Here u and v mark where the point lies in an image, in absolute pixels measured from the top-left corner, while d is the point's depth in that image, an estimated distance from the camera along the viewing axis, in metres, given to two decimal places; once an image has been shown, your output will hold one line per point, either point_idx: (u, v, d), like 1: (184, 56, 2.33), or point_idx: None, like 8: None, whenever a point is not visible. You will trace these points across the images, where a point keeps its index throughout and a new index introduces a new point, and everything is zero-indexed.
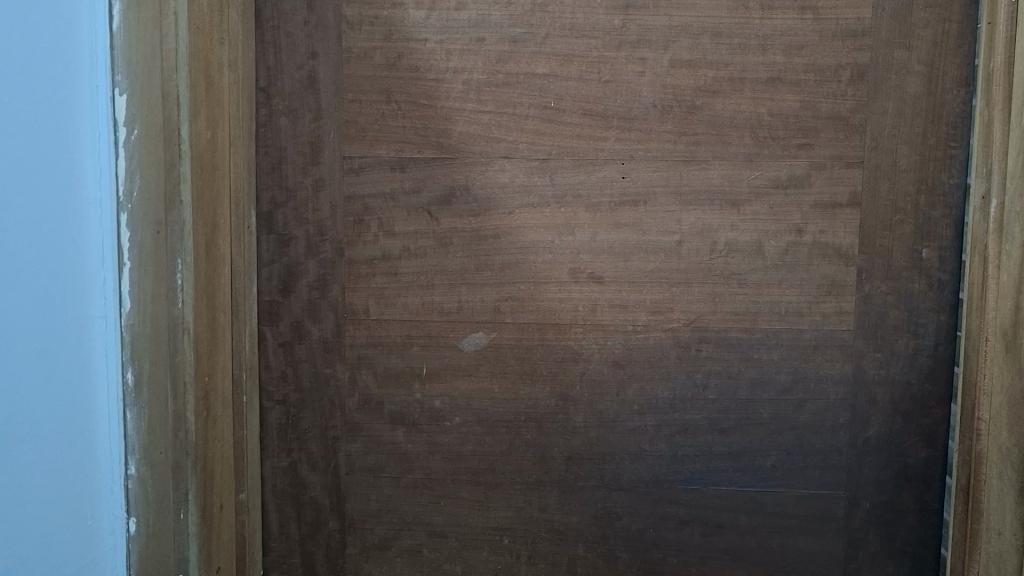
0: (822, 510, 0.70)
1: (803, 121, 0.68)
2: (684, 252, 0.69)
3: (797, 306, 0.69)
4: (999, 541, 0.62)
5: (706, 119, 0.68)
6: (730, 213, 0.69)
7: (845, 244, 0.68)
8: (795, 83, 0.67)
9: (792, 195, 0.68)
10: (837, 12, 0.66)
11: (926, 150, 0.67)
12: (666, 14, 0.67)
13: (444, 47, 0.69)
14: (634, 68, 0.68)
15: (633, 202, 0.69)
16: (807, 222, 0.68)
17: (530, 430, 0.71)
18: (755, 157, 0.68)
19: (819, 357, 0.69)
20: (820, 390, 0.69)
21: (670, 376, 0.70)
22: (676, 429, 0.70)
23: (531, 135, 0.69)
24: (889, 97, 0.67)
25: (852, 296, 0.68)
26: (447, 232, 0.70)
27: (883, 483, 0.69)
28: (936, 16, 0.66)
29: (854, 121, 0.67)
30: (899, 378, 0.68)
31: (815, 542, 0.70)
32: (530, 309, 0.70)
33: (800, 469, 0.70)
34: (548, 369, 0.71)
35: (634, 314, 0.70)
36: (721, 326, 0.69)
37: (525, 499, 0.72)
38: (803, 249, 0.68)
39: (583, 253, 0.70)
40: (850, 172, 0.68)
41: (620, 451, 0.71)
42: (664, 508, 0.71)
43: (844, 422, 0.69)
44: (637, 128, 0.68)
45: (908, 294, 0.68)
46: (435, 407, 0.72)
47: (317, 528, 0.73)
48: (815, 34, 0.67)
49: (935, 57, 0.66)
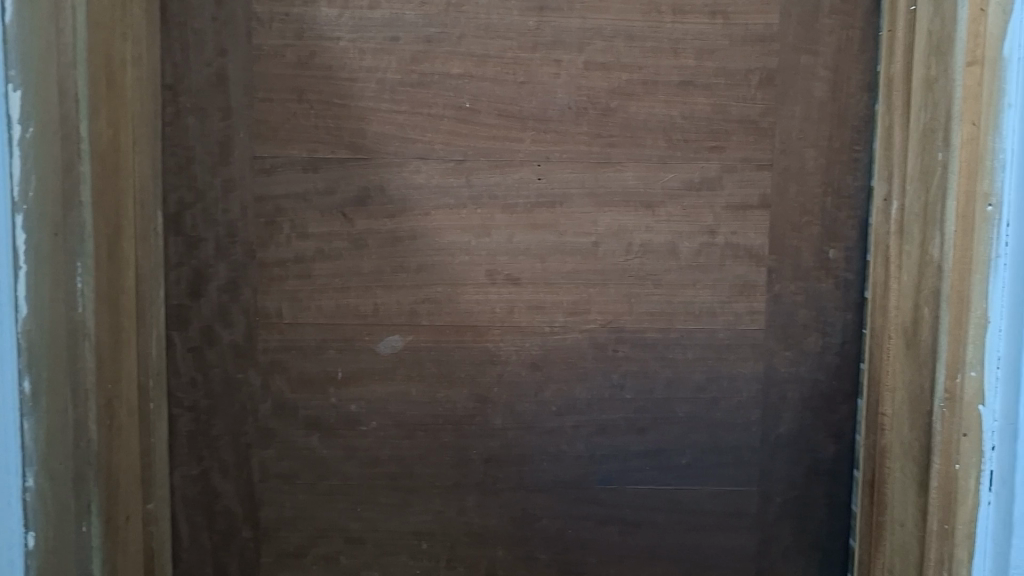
0: (736, 506, 0.71)
1: (715, 124, 0.69)
2: (600, 253, 0.69)
3: (710, 305, 0.70)
4: (903, 533, 0.63)
5: (621, 121, 0.69)
6: (645, 214, 0.69)
7: (756, 245, 0.69)
8: (706, 87, 0.68)
9: (705, 196, 0.69)
10: (746, 17, 0.68)
11: (832, 153, 0.68)
12: (580, 16, 0.68)
13: (357, 46, 0.68)
14: (549, 70, 0.68)
15: (549, 204, 0.69)
16: (719, 224, 0.69)
17: (448, 433, 0.71)
18: (668, 159, 0.69)
19: (731, 357, 0.70)
20: (732, 388, 0.70)
21: (587, 377, 0.70)
22: (593, 429, 0.71)
23: (446, 136, 0.69)
24: (797, 102, 0.68)
25: (763, 296, 0.70)
26: (361, 234, 0.69)
27: (795, 479, 0.71)
28: (840, 23, 0.68)
29: (763, 124, 0.69)
30: (808, 375, 0.70)
31: (730, 538, 0.71)
32: (447, 310, 0.70)
33: (715, 466, 0.71)
34: (465, 371, 0.70)
35: (551, 316, 0.70)
36: (637, 327, 0.70)
37: (443, 502, 0.71)
38: (715, 251, 0.69)
39: (500, 254, 0.69)
40: (760, 175, 0.69)
41: (538, 452, 0.71)
42: (582, 508, 0.71)
43: (757, 420, 0.70)
44: (553, 129, 0.69)
45: (815, 294, 0.69)
46: (351, 411, 0.71)
47: (230, 538, 0.71)
48: (725, 38, 0.68)
49: (840, 62, 0.68)
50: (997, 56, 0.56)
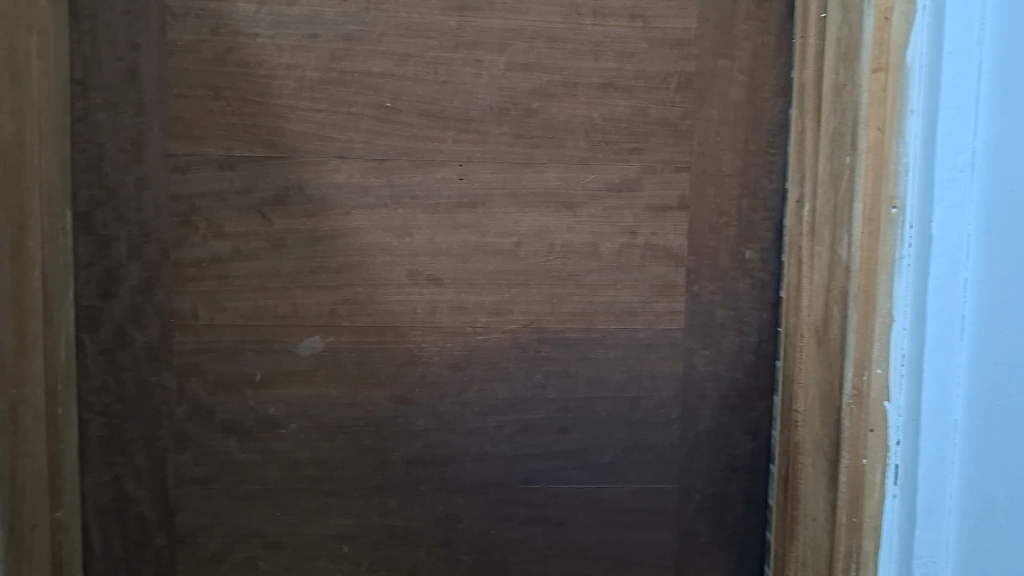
0: (656, 503, 0.72)
1: (634, 126, 0.69)
2: (522, 253, 0.70)
3: (630, 305, 0.70)
4: (814, 526, 0.65)
5: (542, 122, 0.69)
6: (566, 215, 0.70)
7: (675, 246, 0.70)
8: (626, 89, 0.69)
9: (625, 198, 0.70)
10: (665, 21, 0.69)
11: (748, 156, 0.70)
12: (501, 17, 0.68)
13: (275, 42, 0.67)
14: (470, 70, 0.68)
15: (470, 204, 0.69)
16: (640, 225, 0.70)
17: (369, 435, 0.70)
18: (589, 160, 0.69)
19: (652, 356, 0.71)
20: (653, 387, 0.71)
21: (510, 377, 0.70)
22: (515, 429, 0.71)
23: (367, 135, 0.68)
24: (714, 105, 0.70)
25: (682, 296, 0.71)
26: (280, 233, 0.68)
27: (713, 476, 0.72)
28: (755, 29, 0.69)
29: (681, 127, 0.70)
30: (726, 373, 0.71)
31: (650, 535, 0.72)
32: (367, 311, 0.69)
33: (636, 465, 0.71)
34: (387, 372, 0.70)
35: (473, 316, 0.70)
36: (558, 327, 0.70)
37: (365, 505, 0.71)
38: (636, 251, 0.70)
39: (421, 255, 0.69)
40: (678, 176, 0.70)
41: (461, 453, 0.71)
42: (505, 508, 0.71)
43: (676, 418, 0.71)
44: (474, 130, 0.69)
45: (732, 294, 0.71)
46: (270, 414, 0.69)
47: (144, 545, 0.70)
48: (644, 41, 0.69)
49: (755, 67, 0.69)
50: (899, 65, 0.58)
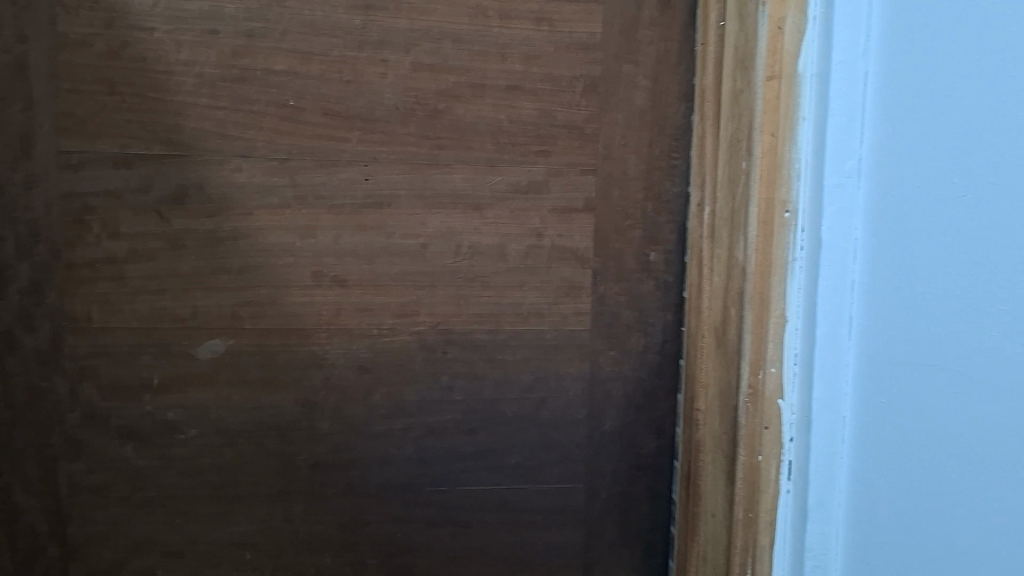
0: (563, 503, 0.73)
1: (540, 129, 0.70)
2: (429, 254, 0.69)
3: (536, 306, 0.71)
4: (713, 522, 0.67)
5: (448, 124, 0.69)
6: (473, 216, 0.70)
7: (581, 248, 0.71)
8: (532, 92, 0.70)
9: (531, 200, 0.70)
10: (570, 26, 0.69)
11: (652, 159, 0.71)
12: (407, 17, 0.67)
13: (173, 37, 0.65)
14: (376, 70, 0.67)
15: (376, 204, 0.68)
16: (546, 227, 0.70)
17: (273, 439, 0.69)
18: (495, 162, 0.70)
19: (558, 357, 0.71)
20: (559, 387, 0.72)
21: (417, 379, 0.70)
22: (422, 431, 0.70)
23: (270, 134, 0.67)
24: (619, 109, 0.71)
25: (588, 297, 0.71)
26: (179, 234, 0.66)
27: (619, 475, 0.73)
28: (659, 35, 0.70)
29: (587, 130, 0.70)
30: (631, 374, 0.72)
31: (557, 535, 0.73)
32: (270, 313, 0.68)
33: (542, 465, 0.72)
34: (291, 375, 0.69)
35: (379, 318, 0.69)
36: (465, 329, 0.70)
37: (268, 511, 0.69)
38: (542, 253, 0.71)
39: (326, 256, 0.68)
40: (584, 179, 0.71)
41: (366, 456, 0.70)
42: (412, 511, 0.71)
43: (582, 419, 0.72)
44: (380, 130, 0.68)
45: (637, 295, 0.72)
46: (169, 419, 0.68)
47: (34, 557, 0.67)
48: (550, 45, 0.69)
49: (659, 72, 0.71)
50: (792, 74, 0.61)
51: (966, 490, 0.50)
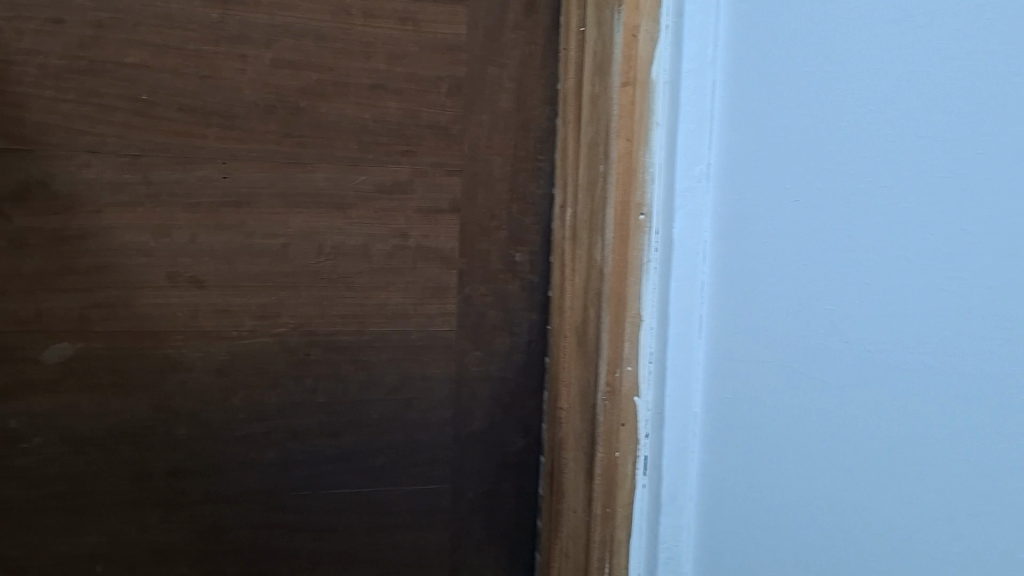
0: (429, 504, 0.73)
1: (405, 129, 0.70)
2: (290, 254, 0.68)
3: (402, 307, 0.71)
4: (574, 518, 0.68)
5: (311, 122, 0.68)
6: (337, 216, 0.69)
7: (447, 249, 0.72)
8: (397, 91, 0.69)
9: (396, 200, 0.70)
10: (435, 27, 0.70)
11: (517, 161, 0.72)
12: (267, 12, 0.66)
13: (13, 25, 0.61)
14: (234, 65, 0.66)
15: (234, 203, 0.67)
16: (411, 227, 0.70)
17: (126, 446, 0.66)
18: (359, 162, 0.69)
19: (424, 358, 0.72)
20: (426, 388, 0.72)
21: (279, 382, 0.69)
22: (285, 435, 0.69)
23: (120, 129, 0.64)
24: (483, 111, 0.71)
25: (454, 298, 0.72)
26: (21, 233, 0.63)
27: (485, 474, 0.74)
28: (522, 39, 0.72)
29: (452, 131, 0.71)
30: (497, 373, 0.74)
31: (423, 535, 0.74)
32: (121, 316, 0.65)
33: (409, 466, 0.72)
34: (145, 379, 0.66)
35: (238, 319, 0.68)
36: (329, 330, 0.69)
37: (121, 521, 0.67)
38: (407, 254, 0.71)
39: (181, 256, 0.66)
40: (449, 180, 0.71)
41: (226, 461, 0.68)
42: (275, 516, 0.70)
43: (448, 419, 0.73)
44: (238, 127, 0.66)
45: (502, 295, 0.73)
46: (11, 428, 0.64)
47: None
48: (415, 45, 0.69)
49: (523, 76, 0.72)
50: (647, 81, 0.63)
51: (794, 479, 0.53)
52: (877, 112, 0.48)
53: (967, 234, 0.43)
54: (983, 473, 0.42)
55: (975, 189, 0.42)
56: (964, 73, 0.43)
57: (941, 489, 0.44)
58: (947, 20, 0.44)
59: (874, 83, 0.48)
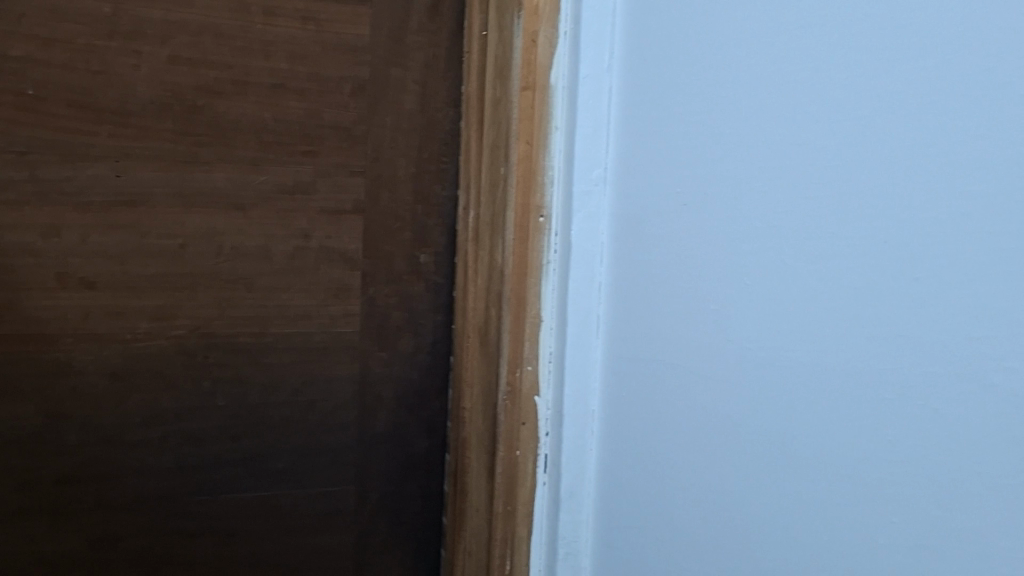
0: (333, 507, 0.73)
1: (307, 129, 0.69)
2: (188, 255, 0.67)
3: (304, 309, 0.71)
4: (477, 517, 0.68)
5: (209, 121, 0.66)
6: (237, 216, 0.68)
7: (350, 249, 0.72)
8: (298, 91, 0.69)
9: (298, 201, 0.70)
10: (337, 27, 0.69)
11: (421, 163, 0.73)
12: (163, 8, 0.64)
13: None
14: (128, 61, 0.64)
15: (128, 202, 0.65)
16: (313, 228, 0.70)
17: (12, 454, 0.64)
18: (260, 161, 0.68)
19: (327, 359, 0.72)
20: (329, 389, 0.72)
21: (176, 386, 0.67)
22: (182, 439, 0.68)
23: (6, 125, 0.62)
24: (387, 113, 0.72)
25: (358, 299, 0.72)
26: None
27: (390, 475, 0.75)
28: (426, 41, 0.72)
29: (355, 132, 0.71)
30: (402, 374, 0.74)
31: (327, 538, 0.73)
32: (7, 318, 0.63)
33: (311, 469, 0.72)
34: (32, 384, 0.64)
35: (133, 321, 0.66)
36: (228, 331, 0.68)
37: (6, 532, 0.64)
38: (309, 254, 0.70)
39: (71, 256, 0.64)
40: (352, 181, 0.71)
41: (121, 467, 0.66)
42: (173, 523, 0.68)
43: (353, 421, 0.73)
44: (133, 124, 0.65)
45: (406, 296, 0.74)
46: None
47: None
48: (317, 45, 0.69)
49: (427, 78, 0.73)
50: (546, 85, 0.64)
51: (683, 475, 0.54)
52: (753, 117, 0.49)
53: (828, 233, 0.44)
54: (840, 464, 0.43)
55: (833, 194, 0.43)
56: (825, 81, 0.44)
57: (802, 482, 0.45)
58: (814, 30, 0.45)
59: (752, 90, 0.49)
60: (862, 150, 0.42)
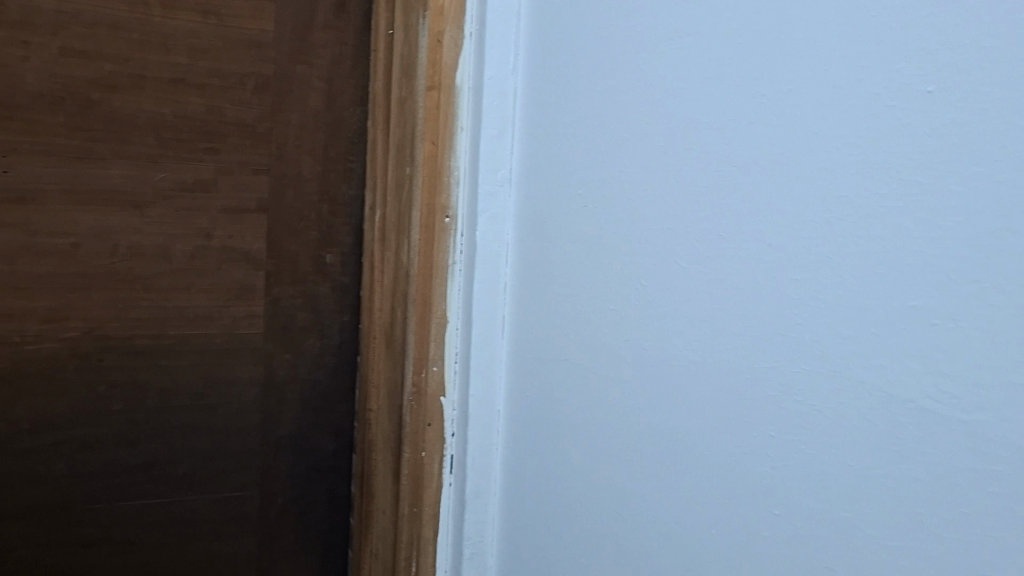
0: (236, 511, 0.72)
1: (208, 126, 0.68)
2: (81, 255, 0.64)
3: (205, 309, 0.69)
4: (382, 519, 0.68)
5: (104, 116, 0.64)
6: (134, 215, 0.65)
7: (253, 249, 0.70)
8: (199, 87, 0.67)
9: (199, 199, 0.68)
10: (240, 22, 0.68)
11: (326, 161, 0.73)
12: None
13: None
14: (16, 51, 0.60)
15: (16, 199, 0.62)
16: (215, 227, 0.69)
17: None
18: (159, 158, 0.66)
19: (230, 361, 0.70)
20: (231, 392, 0.71)
21: (69, 391, 0.65)
22: (75, 446, 0.65)
23: None
24: (292, 110, 0.71)
25: (261, 300, 0.71)
26: None
27: (295, 478, 0.74)
28: (332, 38, 0.72)
29: (259, 129, 0.69)
30: (307, 375, 0.74)
31: (230, 544, 0.72)
32: None
33: (213, 473, 0.70)
34: None
35: (22, 324, 0.63)
36: (124, 333, 0.66)
37: None
38: (210, 254, 0.69)
39: None
40: (256, 179, 0.70)
41: (9, 477, 0.63)
42: (66, 533, 0.66)
43: (256, 424, 0.72)
44: (21, 118, 0.61)
45: (312, 296, 0.73)
46: None
47: None
48: (219, 40, 0.67)
49: (333, 75, 0.72)
50: (451, 86, 0.64)
51: (586, 473, 0.55)
52: (648, 122, 0.50)
53: (720, 237, 0.45)
54: (728, 459, 0.44)
55: (727, 199, 0.45)
56: (717, 88, 0.45)
57: (694, 477, 0.47)
58: (707, 40, 0.46)
59: (649, 94, 0.50)
60: (749, 157, 0.43)
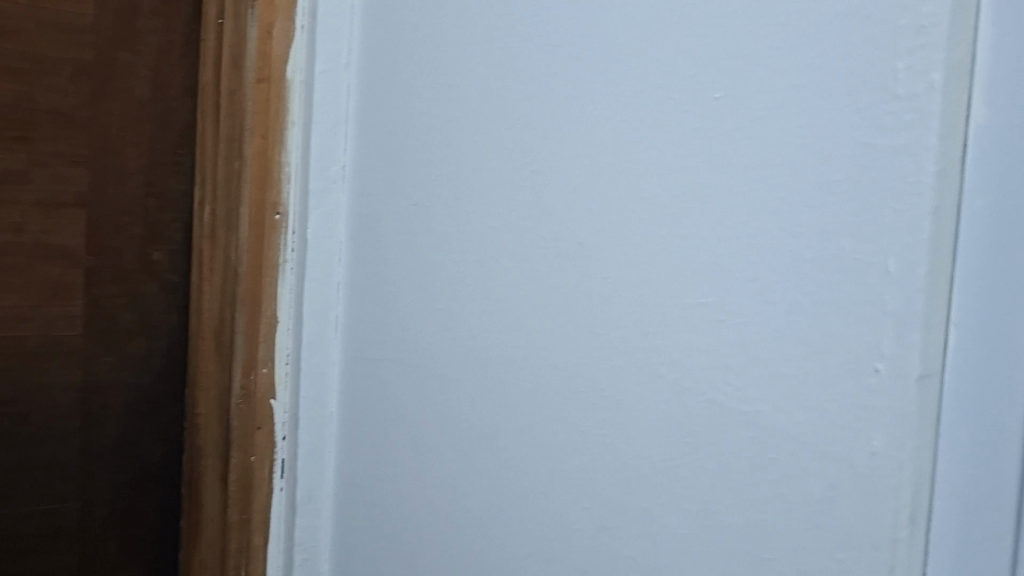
0: (51, 524, 0.67)
1: (18, 113, 0.63)
2: None
3: (14, 309, 0.64)
4: (210, 528, 0.65)
5: None
6: None
7: (72, 246, 0.66)
8: (8, 71, 0.62)
9: (8, 191, 0.63)
10: (55, 3, 0.64)
11: (154, 154, 0.69)
12: None
13: None
14: None
15: None
16: (27, 221, 0.64)
17: None
18: None
19: (44, 365, 0.66)
20: (45, 398, 0.66)
21: None
22: None
23: None
24: (115, 99, 0.67)
25: (81, 300, 0.67)
26: None
27: (119, 488, 0.70)
28: (159, 26, 0.68)
29: (77, 118, 0.65)
30: (132, 380, 0.70)
31: (44, 560, 0.67)
32: None
33: (23, 483, 0.66)
34: None
35: None
36: None
37: None
38: (21, 250, 0.64)
39: None
40: (74, 171, 0.66)
41: None
42: None
43: (74, 431, 0.68)
44: None
45: (137, 295, 0.70)
46: None
47: None
48: (31, 21, 0.63)
49: (161, 64, 0.69)
50: (281, 78, 0.61)
51: (416, 473, 0.54)
52: (473, 120, 0.50)
53: (538, 236, 0.45)
54: (539, 456, 0.44)
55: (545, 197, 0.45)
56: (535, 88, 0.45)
57: (512, 474, 0.46)
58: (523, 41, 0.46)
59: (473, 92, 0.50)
60: (561, 157, 0.43)
